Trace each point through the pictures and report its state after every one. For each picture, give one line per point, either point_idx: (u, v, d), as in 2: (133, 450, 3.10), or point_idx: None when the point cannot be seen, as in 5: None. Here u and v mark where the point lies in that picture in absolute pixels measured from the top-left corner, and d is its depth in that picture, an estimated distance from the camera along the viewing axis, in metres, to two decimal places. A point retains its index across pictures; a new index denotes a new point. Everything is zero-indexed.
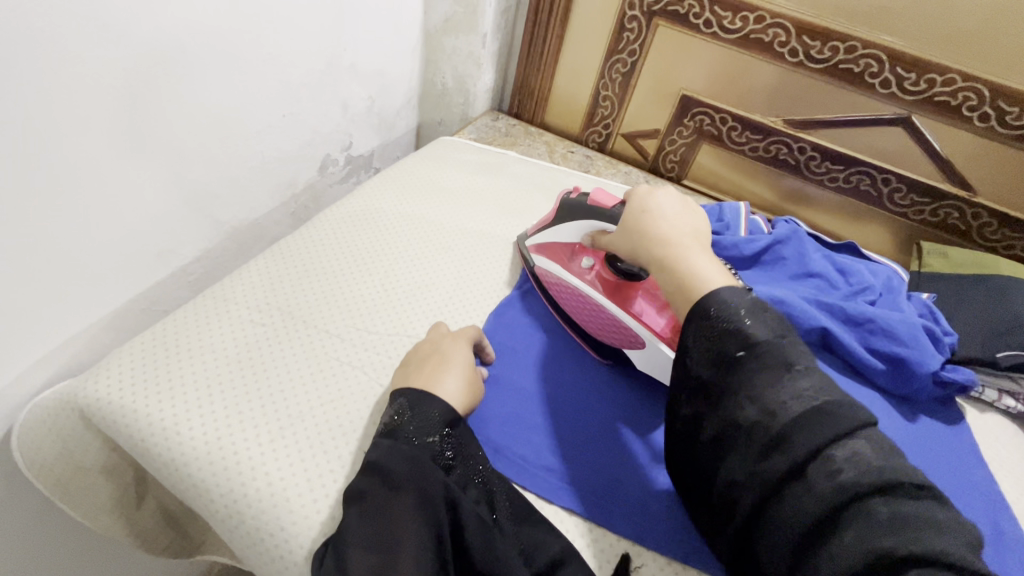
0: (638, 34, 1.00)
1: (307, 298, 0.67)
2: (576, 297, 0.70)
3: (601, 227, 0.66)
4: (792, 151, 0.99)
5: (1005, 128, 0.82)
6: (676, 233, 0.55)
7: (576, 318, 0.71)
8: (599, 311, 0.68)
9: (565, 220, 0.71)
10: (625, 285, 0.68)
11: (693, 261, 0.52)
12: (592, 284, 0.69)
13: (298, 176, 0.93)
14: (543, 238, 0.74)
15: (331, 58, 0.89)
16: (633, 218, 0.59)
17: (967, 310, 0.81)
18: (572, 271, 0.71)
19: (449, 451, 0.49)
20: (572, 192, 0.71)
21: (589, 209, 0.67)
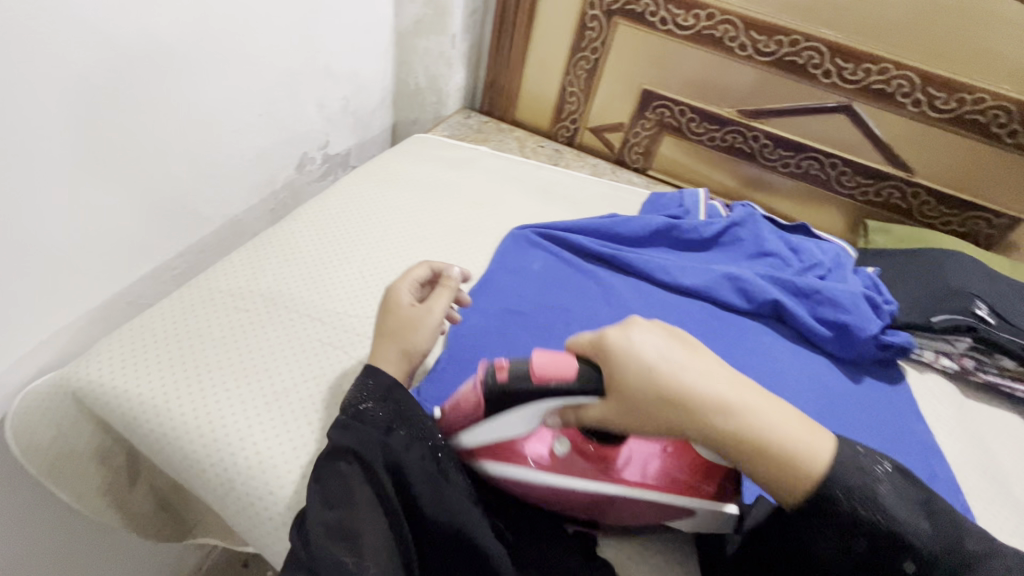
0: (599, 32, 1.06)
1: (288, 286, 0.71)
2: (571, 496, 0.53)
3: (574, 402, 0.46)
4: (746, 140, 1.05)
5: (935, 112, 0.90)
6: (723, 396, 0.43)
7: (575, 509, 0.55)
8: (611, 500, 0.52)
9: (499, 415, 0.49)
10: (607, 451, 0.52)
11: (766, 425, 0.43)
12: (581, 471, 0.52)
13: (277, 174, 0.97)
14: (479, 440, 0.52)
15: (306, 59, 0.93)
16: (644, 394, 0.43)
17: (907, 281, 0.88)
18: (547, 470, 0.52)
19: (394, 421, 0.50)
20: (496, 371, 0.47)
21: (539, 391, 0.46)
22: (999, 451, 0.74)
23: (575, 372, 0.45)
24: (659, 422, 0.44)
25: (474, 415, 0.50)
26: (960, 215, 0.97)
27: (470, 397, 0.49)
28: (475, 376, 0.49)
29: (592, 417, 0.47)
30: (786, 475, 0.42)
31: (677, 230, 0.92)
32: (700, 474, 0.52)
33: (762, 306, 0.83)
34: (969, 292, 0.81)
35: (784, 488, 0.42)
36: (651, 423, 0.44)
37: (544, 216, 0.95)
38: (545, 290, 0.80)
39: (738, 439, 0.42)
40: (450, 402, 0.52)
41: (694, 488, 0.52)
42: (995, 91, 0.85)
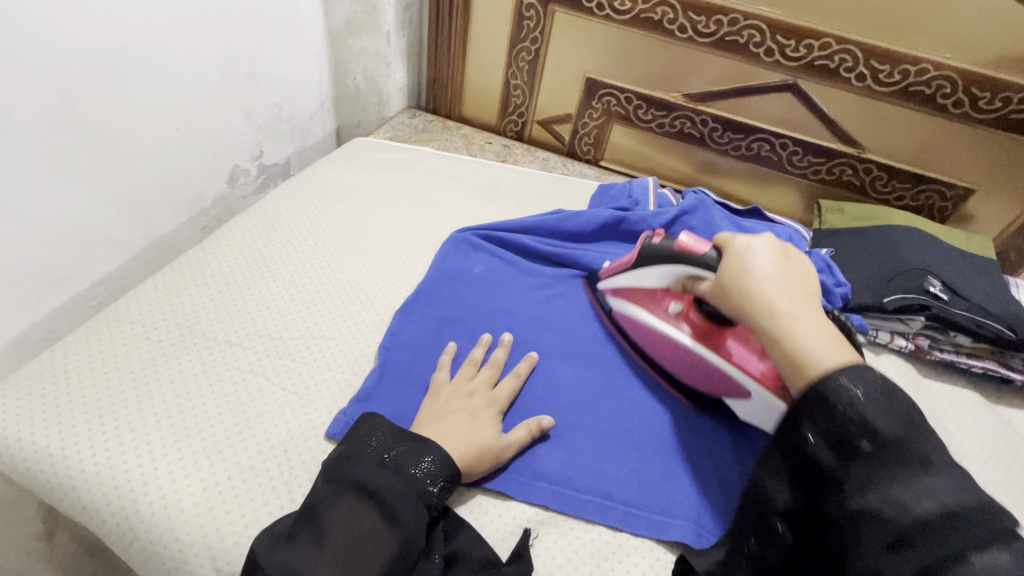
0: (537, 21, 1.02)
1: (207, 310, 0.67)
2: (665, 347, 0.67)
3: (694, 274, 0.61)
4: (695, 125, 1.02)
5: (880, 86, 0.87)
6: (792, 306, 0.49)
7: (664, 364, 0.68)
8: (694, 358, 0.64)
9: (647, 266, 0.68)
10: (715, 328, 0.64)
11: (805, 336, 0.47)
12: (681, 328, 0.65)
13: (207, 189, 0.92)
14: (618, 285, 0.72)
15: (225, 68, 0.88)
16: (729, 276, 0.54)
17: (859, 261, 0.86)
18: (659, 317, 0.68)
19: (437, 489, 0.50)
20: (656, 237, 0.68)
21: (675, 254, 0.63)
22: (955, 429, 0.73)
23: (708, 249, 0.60)
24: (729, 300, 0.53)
25: (626, 268, 0.71)
26: (913, 188, 0.95)
27: (630, 256, 0.71)
28: (640, 243, 0.70)
29: (696, 286, 0.61)
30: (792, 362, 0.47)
31: (625, 222, 0.89)
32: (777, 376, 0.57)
33: None
34: (922, 270, 0.79)
35: (793, 378, 0.47)
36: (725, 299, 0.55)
37: (488, 216, 0.91)
38: (488, 295, 0.77)
39: (773, 332, 0.49)
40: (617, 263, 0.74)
41: (761, 377, 0.57)
42: (939, 60, 0.82)
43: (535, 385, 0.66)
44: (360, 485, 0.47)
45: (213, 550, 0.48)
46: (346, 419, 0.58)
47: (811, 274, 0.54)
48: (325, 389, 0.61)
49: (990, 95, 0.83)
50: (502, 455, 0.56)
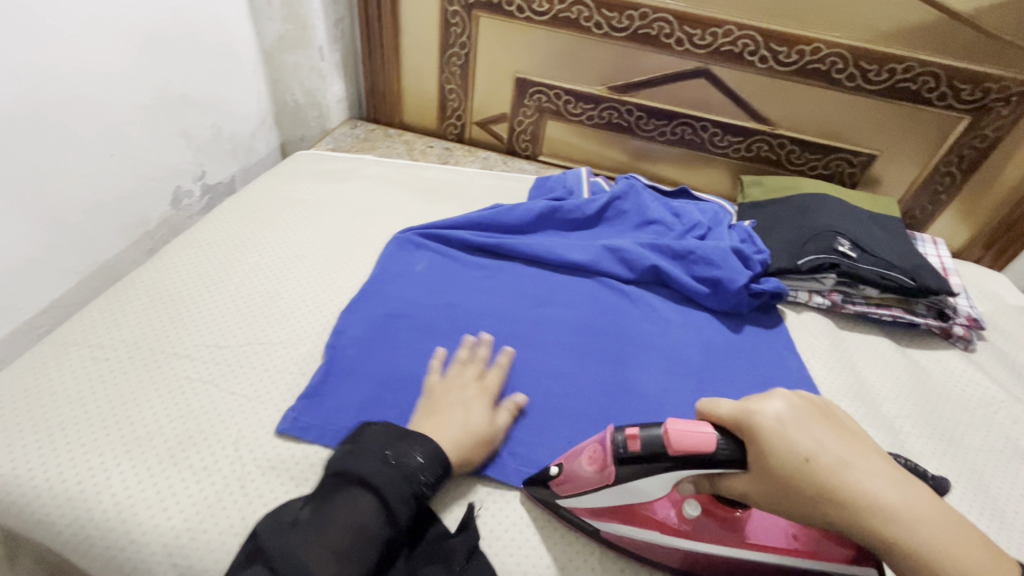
0: (464, 27, 1.06)
1: (151, 326, 0.69)
2: (698, 562, 0.52)
3: (717, 472, 0.47)
4: (622, 115, 1.08)
5: (781, 66, 0.94)
6: (867, 485, 0.42)
7: (697, 575, 0.53)
8: (742, 565, 0.51)
9: (637, 482, 0.49)
10: (736, 515, 0.52)
11: (929, 529, 0.41)
12: (709, 535, 0.51)
13: (149, 213, 0.94)
14: (599, 505, 0.53)
15: (158, 92, 0.89)
16: (799, 478, 0.43)
17: (777, 229, 0.92)
18: (667, 534, 0.51)
19: (428, 480, 0.53)
20: (629, 441, 0.49)
21: (679, 460, 0.46)
22: (870, 373, 0.79)
23: (713, 438, 0.46)
24: (811, 511, 0.43)
25: (599, 476, 0.52)
26: (824, 158, 1.03)
27: (600, 455, 0.51)
28: (606, 442, 0.50)
29: (730, 487, 0.48)
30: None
31: (560, 211, 0.94)
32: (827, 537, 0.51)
33: (644, 274, 0.86)
34: (832, 231, 0.86)
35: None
36: (789, 505, 0.44)
37: (430, 215, 0.95)
38: (431, 289, 0.80)
39: (876, 527, 0.41)
40: (566, 473, 0.54)
41: (820, 552, 0.50)
42: (829, 39, 0.89)
43: (478, 368, 0.69)
44: (358, 477, 0.50)
45: (169, 546, 0.51)
46: (294, 416, 0.61)
47: (844, 420, 0.48)
48: (273, 389, 0.64)
49: (878, 68, 0.90)
50: (495, 437, 0.61)
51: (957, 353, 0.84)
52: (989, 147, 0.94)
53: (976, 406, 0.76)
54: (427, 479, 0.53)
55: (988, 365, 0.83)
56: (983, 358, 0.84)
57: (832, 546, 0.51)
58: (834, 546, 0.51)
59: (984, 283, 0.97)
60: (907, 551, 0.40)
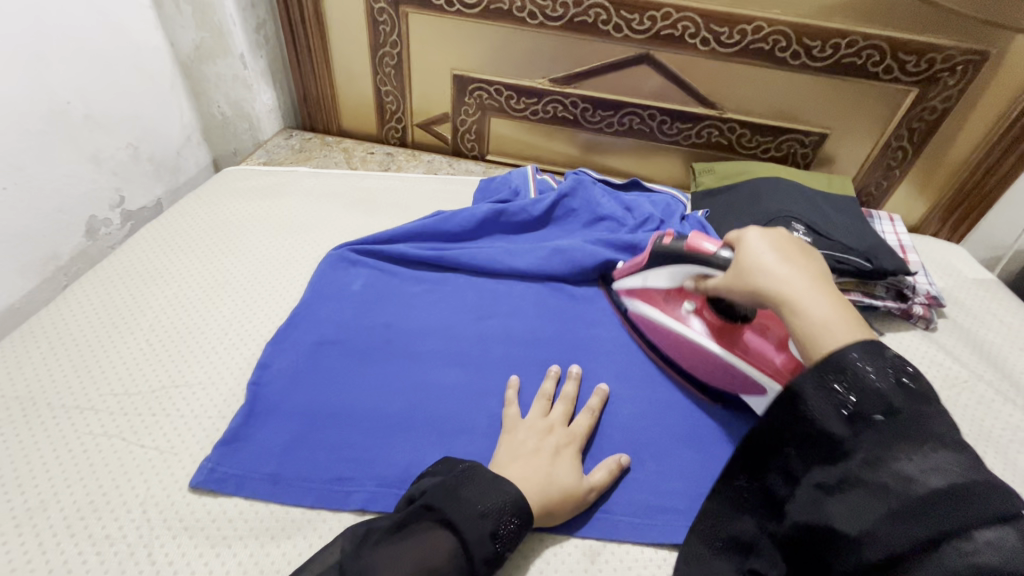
0: (393, 25, 1.00)
1: (53, 377, 0.62)
2: (685, 347, 0.67)
3: (704, 273, 0.63)
4: (567, 107, 1.04)
5: (724, 47, 0.90)
6: (796, 283, 0.50)
7: (680, 363, 0.69)
8: (710, 357, 0.65)
9: (659, 267, 0.70)
10: (731, 325, 0.65)
11: (818, 315, 0.48)
12: (695, 327, 0.67)
13: (59, 247, 0.87)
14: (634, 288, 0.75)
15: (54, 115, 0.82)
16: (742, 261, 0.54)
17: (731, 218, 0.89)
18: (672, 316, 0.69)
19: (510, 538, 0.48)
20: (665, 237, 0.69)
21: (684, 253, 0.64)
22: None
23: (715, 249, 0.61)
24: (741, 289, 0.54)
25: (642, 266, 0.73)
26: (776, 140, 1.00)
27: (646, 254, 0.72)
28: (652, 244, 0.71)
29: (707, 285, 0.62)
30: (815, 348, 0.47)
31: (505, 214, 0.89)
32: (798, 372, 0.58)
33: (595, 275, 0.82)
34: (785, 217, 0.83)
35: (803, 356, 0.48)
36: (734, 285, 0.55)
37: (367, 228, 0.89)
38: (368, 308, 0.75)
39: (783, 307, 0.50)
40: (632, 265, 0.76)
41: (781, 375, 0.59)
42: (770, 17, 0.86)
43: (418, 393, 0.65)
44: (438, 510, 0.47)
45: None
46: (210, 467, 0.55)
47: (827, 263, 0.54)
48: (188, 439, 0.58)
49: (821, 44, 0.87)
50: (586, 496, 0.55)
51: (917, 333, 0.82)
52: (939, 119, 0.92)
53: (939, 388, 0.74)
54: (510, 536, 0.48)
55: (950, 343, 0.81)
56: (944, 337, 0.82)
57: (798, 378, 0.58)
58: None
59: (943, 258, 0.96)
60: (795, 325, 0.49)
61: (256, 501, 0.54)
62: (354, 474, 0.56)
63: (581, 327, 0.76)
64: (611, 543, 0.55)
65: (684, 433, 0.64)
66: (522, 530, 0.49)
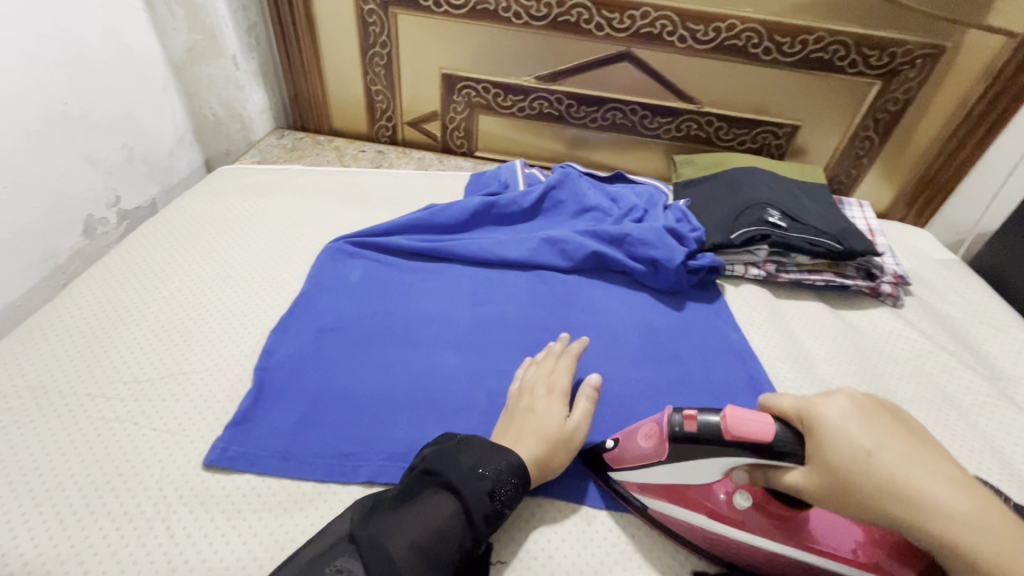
0: (382, 26, 1.03)
1: (62, 368, 0.64)
2: (737, 550, 0.51)
3: (772, 465, 0.45)
4: (552, 104, 1.08)
5: (700, 44, 0.95)
6: (937, 501, 0.39)
7: (738, 560, 0.52)
8: (789, 562, 0.49)
9: (685, 462, 0.49)
10: (793, 514, 0.49)
11: (986, 548, 0.37)
12: (756, 527, 0.49)
13: (58, 245, 0.88)
14: (651, 482, 0.53)
15: (52, 116, 0.83)
16: (849, 465, 0.41)
17: (710, 206, 0.94)
18: (723, 520, 0.50)
19: (510, 500, 0.51)
20: (685, 421, 0.49)
21: (733, 450, 0.46)
22: (807, 338, 0.81)
23: (773, 434, 0.44)
24: (856, 508, 0.41)
25: (653, 458, 0.52)
26: (750, 133, 1.05)
27: (652, 437, 0.52)
28: (662, 420, 0.51)
29: (788, 484, 0.45)
30: None
31: (496, 207, 0.93)
32: (896, 556, 0.47)
33: (583, 261, 0.85)
34: (761, 203, 0.88)
35: None
36: (844, 506, 0.41)
37: (362, 222, 0.92)
38: (366, 298, 0.78)
39: (932, 531, 0.38)
40: (623, 448, 0.55)
41: (883, 567, 0.47)
42: (742, 15, 0.91)
43: (419, 375, 0.68)
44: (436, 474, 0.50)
45: None
46: (222, 446, 0.58)
47: (921, 431, 0.45)
48: (199, 421, 0.60)
49: (791, 40, 0.92)
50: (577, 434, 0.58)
51: (886, 310, 0.87)
52: (902, 110, 0.97)
53: (905, 359, 0.79)
54: (509, 499, 0.51)
55: (916, 318, 0.86)
56: (911, 313, 0.87)
57: (897, 564, 0.47)
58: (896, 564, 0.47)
59: (910, 241, 1.02)
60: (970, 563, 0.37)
61: (268, 477, 0.57)
62: (360, 450, 0.59)
63: (571, 310, 0.80)
64: (606, 507, 0.58)
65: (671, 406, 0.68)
66: (520, 494, 0.52)
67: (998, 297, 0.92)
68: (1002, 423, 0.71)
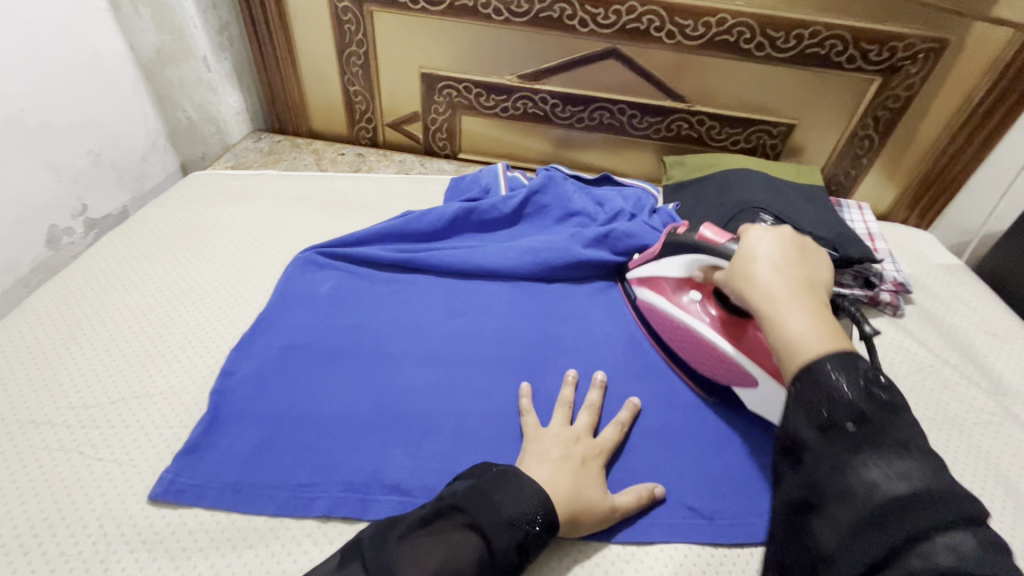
0: (357, 24, 0.99)
1: (12, 391, 0.61)
2: (682, 333, 0.68)
3: (710, 261, 0.62)
4: (537, 104, 1.03)
5: (689, 40, 0.90)
6: (782, 288, 0.49)
7: (682, 351, 0.69)
8: (706, 348, 0.65)
9: (671, 256, 0.69)
10: (735, 317, 0.64)
11: (793, 323, 0.47)
12: (698, 316, 0.66)
13: (19, 257, 0.85)
14: (646, 272, 0.74)
15: (8, 122, 0.80)
16: (739, 261, 0.54)
17: (700, 210, 0.89)
18: (678, 305, 0.69)
19: (536, 546, 0.47)
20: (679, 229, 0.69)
21: (695, 245, 0.64)
22: None
23: (725, 241, 0.59)
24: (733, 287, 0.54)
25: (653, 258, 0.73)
26: (744, 132, 1.00)
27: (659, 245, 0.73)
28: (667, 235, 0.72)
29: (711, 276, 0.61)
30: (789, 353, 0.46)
31: (475, 213, 0.88)
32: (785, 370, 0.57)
33: (565, 270, 0.81)
34: (754, 207, 0.84)
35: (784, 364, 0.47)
36: (730, 289, 0.55)
37: (336, 230, 0.88)
38: (335, 311, 0.74)
39: (762, 304, 0.49)
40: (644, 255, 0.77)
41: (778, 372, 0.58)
42: (733, 9, 0.86)
43: (386, 395, 0.64)
44: (462, 507, 0.47)
45: None
46: (169, 478, 0.54)
47: (827, 275, 0.53)
48: (148, 450, 0.57)
49: (785, 35, 0.87)
50: (613, 514, 0.54)
51: (885, 319, 0.83)
52: (903, 107, 0.92)
53: (905, 373, 0.75)
54: (535, 544, 0.47)
55: (916, 328, 0.82)
56: (911, 322, 0.83)
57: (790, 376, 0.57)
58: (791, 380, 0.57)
59: (910, 245, 0.97)
60: (780, 333, 0.47)
61: (217, 511, 0.53)
62: (319, 480, 0.56)
63: (551, 323, 0.76)
64: (579, 542, 0.54)
65: (652, 428, 0.64)
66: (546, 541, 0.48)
67: (1005, 306, 0.87)
68: (1007, 444, 0.67)
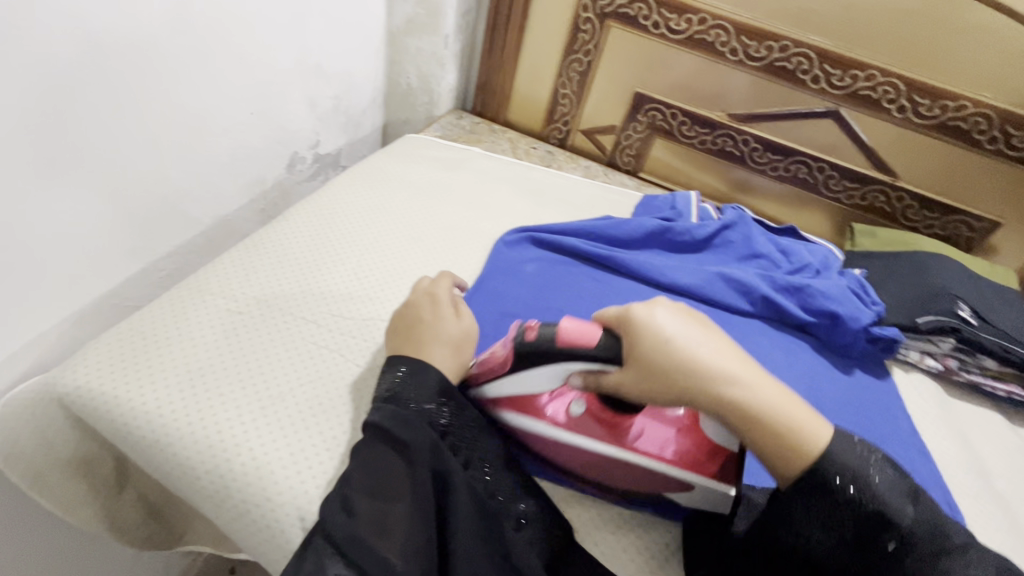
0: (592, 35, 1.07)
1: (283, 288, 0.69)
2: (575, 454, 0.56)
3: (597, 369, 0.50)
4: (736, 144, 1.06)
5: (920, 118, 0.92)
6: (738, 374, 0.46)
7: (572, 465, 0.58)
8: (610, 463, 0.55)
9: (530, 369, 0.52)
10: (621, 419, 0.54)
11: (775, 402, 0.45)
12: (590, 433, 0.55)
13: (267, 173, 0.95)
14: (502, 393, 0.56)
15: (299, 57, 0.91)
16: (659, 367, 0.46)
17: (892, 284, 0.90)
18: (560, 426, 0.55)
19: (450, 425, 0.51)
20: (527, 331, 0.51)
21: (563, 351, 0.49)
22: (984, 449, 0.77)
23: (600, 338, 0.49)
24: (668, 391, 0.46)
25: (502, 370, 0.54)
26: (941, 219, 1.00)
27: (502, 352, 0.54)
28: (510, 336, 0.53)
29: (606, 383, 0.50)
30: (786, 447, 0.44)
31: (670, 232, 0.92)
32: (706, 454, 0.53)
33: (760, 306, 0.83)
34: (951, 293, 0.83)
35: (780, 464, 0.44)
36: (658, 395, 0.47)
37: (538, 218, 0.94)
38: (539, 290, 0.79)
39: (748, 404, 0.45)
40: (483, 359, 0.56)
41: (698, 464, 0.53)
42: (977, 98, 0.88)
43: None
44: (368, 424, 0.50)
45: (306, 507, 0.51)
46: None
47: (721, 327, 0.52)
48: None
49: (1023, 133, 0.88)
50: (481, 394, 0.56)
51: None
52: None
53: None
54: (453, 424, 0.51)
55: None
56: None
57: (703, 462, 0.53)
58: (708, 463, 0.53)
59: None
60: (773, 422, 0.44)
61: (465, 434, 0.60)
62: None
63: None
64: None
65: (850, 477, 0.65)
66: (458, 408, 0.52)
67: None
68: None
